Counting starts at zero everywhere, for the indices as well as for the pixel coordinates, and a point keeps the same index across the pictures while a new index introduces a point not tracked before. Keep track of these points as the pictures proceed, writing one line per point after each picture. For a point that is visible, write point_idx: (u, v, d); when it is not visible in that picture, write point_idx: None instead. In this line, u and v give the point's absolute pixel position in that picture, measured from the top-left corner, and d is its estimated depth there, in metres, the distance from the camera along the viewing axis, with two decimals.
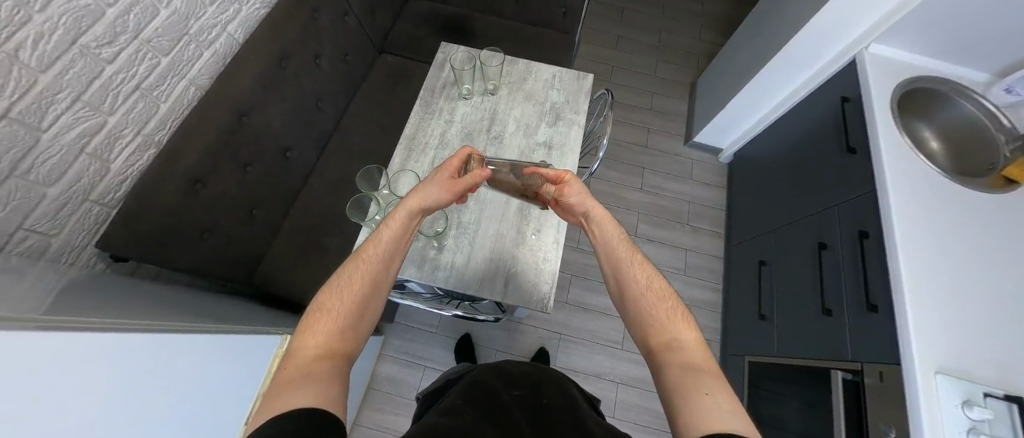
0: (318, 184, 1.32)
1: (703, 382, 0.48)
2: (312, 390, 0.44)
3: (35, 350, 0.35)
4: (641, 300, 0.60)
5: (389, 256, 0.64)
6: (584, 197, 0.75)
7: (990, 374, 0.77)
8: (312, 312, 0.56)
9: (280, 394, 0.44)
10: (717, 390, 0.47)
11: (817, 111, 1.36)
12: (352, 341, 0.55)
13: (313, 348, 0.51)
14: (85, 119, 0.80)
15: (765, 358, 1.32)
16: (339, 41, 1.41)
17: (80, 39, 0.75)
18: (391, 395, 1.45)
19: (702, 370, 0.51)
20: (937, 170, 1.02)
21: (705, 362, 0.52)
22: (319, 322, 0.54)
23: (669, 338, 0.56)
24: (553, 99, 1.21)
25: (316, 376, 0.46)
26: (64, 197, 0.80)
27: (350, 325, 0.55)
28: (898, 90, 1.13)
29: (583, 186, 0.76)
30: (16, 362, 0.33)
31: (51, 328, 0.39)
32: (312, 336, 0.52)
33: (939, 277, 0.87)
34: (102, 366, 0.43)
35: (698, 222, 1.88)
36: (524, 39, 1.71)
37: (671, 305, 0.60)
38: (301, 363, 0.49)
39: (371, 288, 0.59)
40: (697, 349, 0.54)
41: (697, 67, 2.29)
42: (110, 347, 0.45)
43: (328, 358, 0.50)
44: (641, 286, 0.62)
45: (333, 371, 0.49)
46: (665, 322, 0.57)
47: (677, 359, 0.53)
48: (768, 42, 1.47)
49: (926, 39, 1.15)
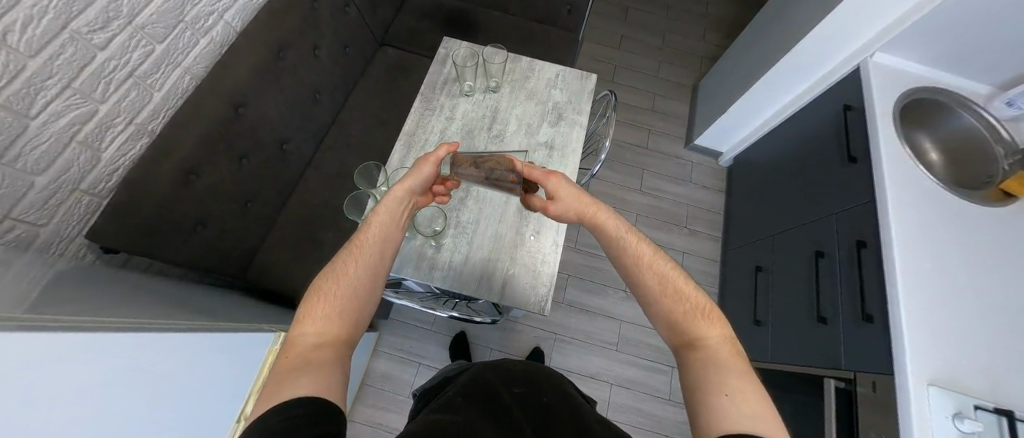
0: (315, 177, 1.31)
1: (726, 382, 0.49)
2: (311, 379, 0.44)
3: (20, 350, 0.34)
4: (658, 301, 0.61)
5: (381, 242, 0.64)
6: (572, 191, 0.73)
7: (982, 386, 0.78)
8: (309, 298, 0.55)
9: (279, 385, 0.44)
10: (739, 390, 0.48)
11: (819, 117, 1.36)
12: (351, 325, 0.54)
13: (312, 336, 0.51)
14: (75, 106, 0.78)
15: (758, 363, 1.32)
16: (339, 32, 1.38)
17: (71, 24, 0.72)
18: (385, 391, 1.45)
19: (728, 367, 0.52)
20: (936, 181, 1.02)
21: (731, 358, 0.54)
22: (316, 308, 0.53)
23: (690, 336, 0.57)
24: (555, 98, 1.19)
25: (314, 366, 0.46)
26: (53, 186, 0.78)
27: (348, 310, 0.55)
28: (901, 100, 1.13)
29: (566, 185, 0.73)
30: (7, 366, 0.32)
31: (31, 327, 0.38)
32: (309, 324, 0.52)
33: (931, 288, 0.88)
34: (86, 366, 0.42)
35: (696, 225, 1.89)
36: (527, 35, 1.69)
37: (695, 304, 0.60)
38: (300, 351, 0.49)
39: (368, 274, 0.59)
40: (722, 346, 0.55)
41: (700, 69, 2.28)
42: (96, 348, 0.44)
43: (327, 346, 0.50)
44: (660, 288, 0.62)
45: (332, 359, 0.49)
46: (688, 321, 0.58)
47: (699, 356, 0.54)
48: (772, 46, 1.46)
49: (930, 49, 1.15)
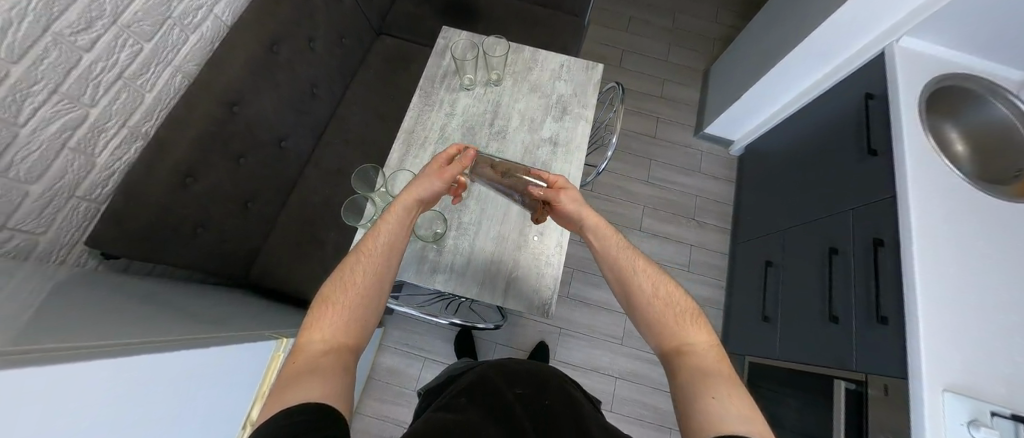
0: (316, 174, 1.29)
1: (714, 386, 0.47)
2: (316, 385, 0.42)
3: (28, 384, 0.35)
4: (649, 306, 0.60)
5: (390, 250, 0.62)
6: (577, 202, 0.72)
7: (1000, 393, 0.75)
8: (317, 305, 0.54)
9: (283, 391, 0.42)
10: (727, 393, 0.46)
11: (838, 106, 1.29)
12: (357, 333, 0.53)
13: (319, 343, 0.49)
14: (65, 111, 0.76)
15: (766, 359, 1.31)
16: (334, 22, 1.33)
17: (53, 26, 0.69)
18: (392, 385, 1.47)
19: (713, 373, 0.50)
20: (962, 175, 0.97)
21: (717, 364, 0.52)
22: (324, 315, 0.52)
23: (679, 342, 0.55)
24: (560, 91, 1.15)
25: (320, 372, 0.44)
26: (48, 195, 0.78)
27: (355, 318, 0.53)
28: (927, 87, 1.06)
29: (579, 194, 0.73)
30: (9, 399, 0.32)
31: (40, 358, 0.38)
32: (317, 331, 0.50)
33: (952, 290, 0.84)
34: (100, 388, 0.43)
35: (704, 217, 1.85)
36: (530, 20, 1.62)
37: (682, 309, 0.59)
38: (307, 358, 0.47)
39: (375, 282, 0.58)
40: (709, 351, 0.54)
41: (711, 53, 2.18)
42: (111, 368, 0.45)
43: (334, 353, 0.48)
44: (648, 293, 0.61)
45: (337, 364, 0.47)
46: (674, 325, 0.57)
47: (685, 361, 0.52)
48: (790, 29, 1.38)
49: (964, 33, 1.06)
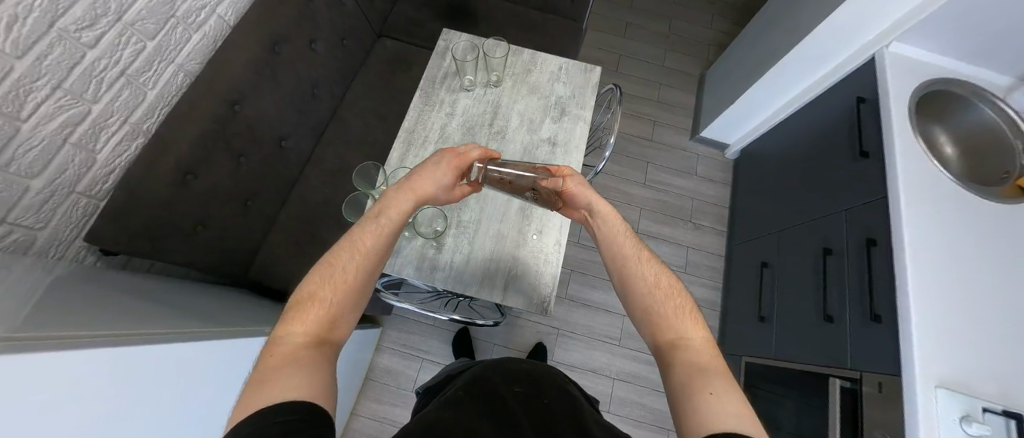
0: (316, 174, 1.30)
1: (709, 382, 0.48)
2: (297, 379, 0.41)
3: (13, 375, 0.34)
4: (648, 299, 0.60)
5: (381, 245, 0.61)
6: (589, 193, 0.73)
7: (990, 390, 0.77)
8: (300, 298, 0.53)
9: (262, 382, 0.41)
10: (722, 389, 0.47)
11: (831, 110, 1.32)
12: (336, 329, 0.52)
13: (298, 337, 0.48)
14: (67, 108, 0.77)
15: (762, 359, 1.32)
16: (336, 24, 1.35)
17: (58, 22, 0.70)
18: (389, 386, 1.46)
19: (710, 369, 0.50)
20: (950, 177, 0.99)
21: (711, 360, 0.52)
22: (308, 308, 0.51)
23: (676, 337, 0.56)
24: (558, 92, 1.16)
25: (302, 366, 0.43)
26: (49, 189, 0.78)
27: (338, 314, 0.53)
28: (917, 92, 1.09)
29: (585, 180, 0.74)
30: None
31: (31, 346, 0.38)
32: (298, 325, 0.49)
33: (944, 289, 0.86)
34: (91, 379, 0.43)
35: (701, 219, 1.86)
36: (530, 25, 1.64)
37: (680, 302, 0.60)
38: (286, 350, 0.46)
39: (361, 279, 0.57)
40: (705, 348, 0.54)
41: (707, 58, 2.21)
42: (105, 358, 0.45)
43: (314, 348, 0.47)
44: (647, 285, 0.62)
45: (318, 360, 0.46)
46: (673, 319, 0.57)
47: (683, 356, 0.53)
48: (785, 34, 1.40)
49: (951, 40, 1.10)
